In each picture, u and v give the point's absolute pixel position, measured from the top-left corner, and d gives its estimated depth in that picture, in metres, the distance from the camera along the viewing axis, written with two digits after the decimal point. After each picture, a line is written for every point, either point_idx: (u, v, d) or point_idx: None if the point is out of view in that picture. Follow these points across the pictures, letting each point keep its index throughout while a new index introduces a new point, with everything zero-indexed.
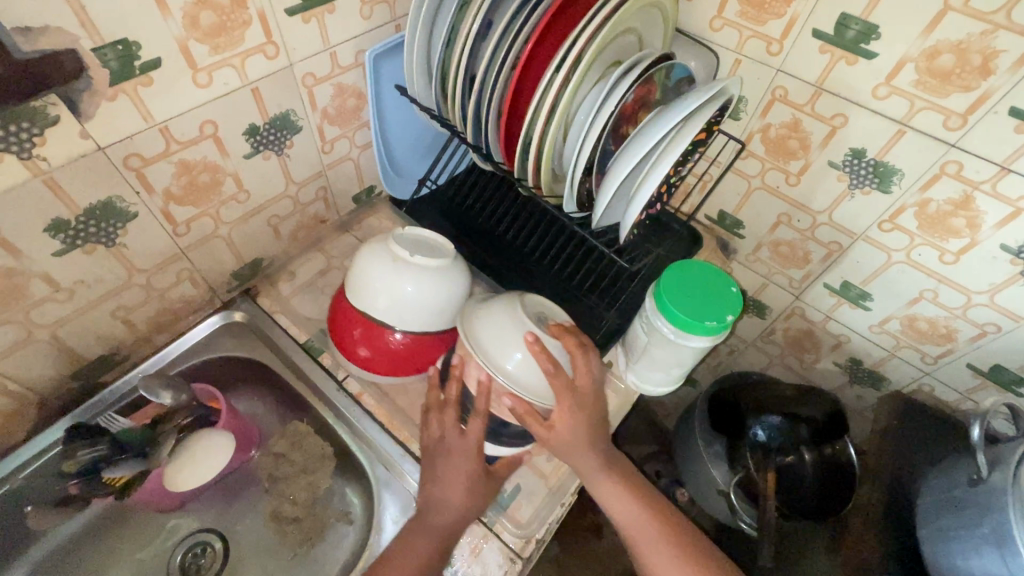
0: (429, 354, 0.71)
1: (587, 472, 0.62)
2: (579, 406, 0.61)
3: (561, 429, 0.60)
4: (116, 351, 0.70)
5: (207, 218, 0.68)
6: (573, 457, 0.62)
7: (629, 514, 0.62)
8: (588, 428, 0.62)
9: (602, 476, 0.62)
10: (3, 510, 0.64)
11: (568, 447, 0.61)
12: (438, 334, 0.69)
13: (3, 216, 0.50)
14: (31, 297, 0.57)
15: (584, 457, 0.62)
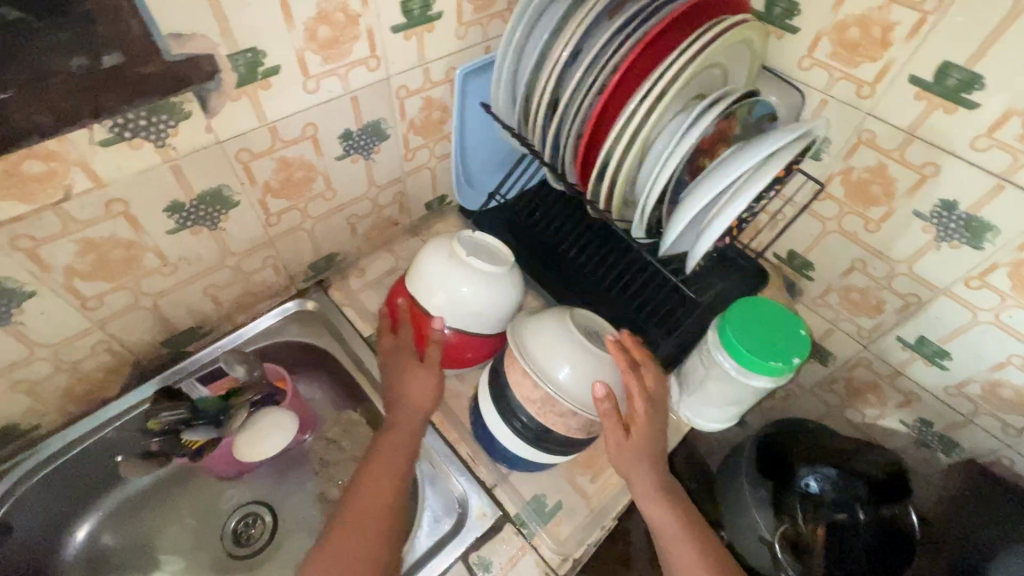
0: (475, 353, 0.73)
1: (646, 500, 0.61)
2: (638, 417, 0.60)
3: (630, 448, 0.60)
4: (201, 324, 0.77)
5: (296, 211, 0.73)
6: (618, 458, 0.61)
7: (661, 520, 0.60)
8: (651, 445, 0.61)
9: (662, 508, 0.61)
10: (97, 454, 0.72)
11: (630, 465, 0.61)
12: (486, 336, 0.72)
13: (134, 194, 0.56)
14: (143, 267, 0.63)
15: (648, 481, 0.61)
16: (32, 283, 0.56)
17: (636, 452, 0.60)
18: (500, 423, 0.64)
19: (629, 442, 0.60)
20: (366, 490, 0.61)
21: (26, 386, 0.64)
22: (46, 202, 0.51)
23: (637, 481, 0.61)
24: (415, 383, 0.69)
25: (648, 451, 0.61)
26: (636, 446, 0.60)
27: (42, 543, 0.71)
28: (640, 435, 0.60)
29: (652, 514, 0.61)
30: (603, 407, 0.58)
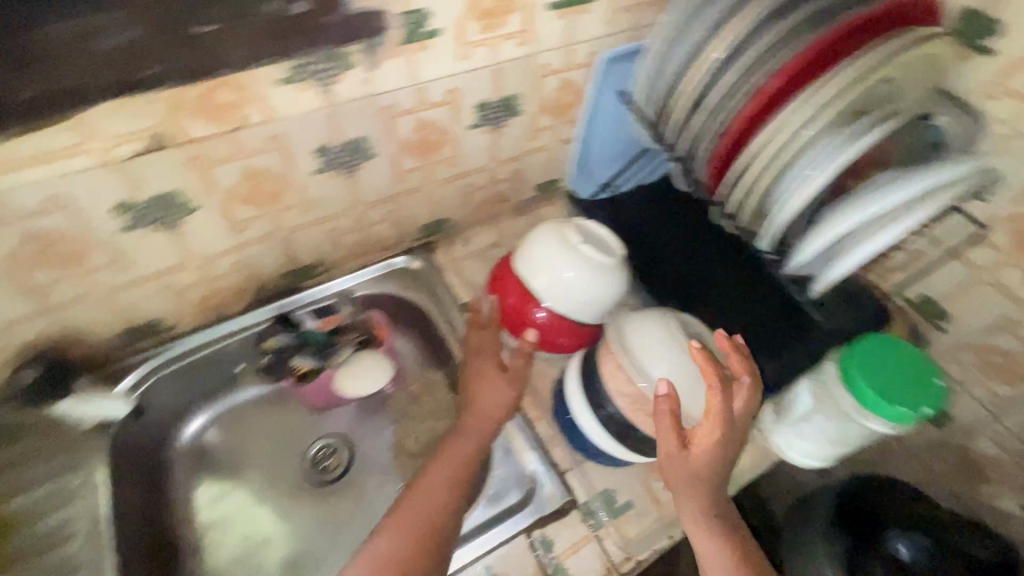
0: (568, 338, 0.73)
1: (696, 524, 0.58)
2: (703, 435, 0.56)
3: (684, 464, 0.57)
4: (317, 263, 0.81)
5: (422, 172, 0.76)
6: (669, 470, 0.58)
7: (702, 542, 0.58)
8: (712, 470, 0.57)
9: (712, 537, 0.58)
10: (215, 363, 0.79)
11: (685, 485, 0.58)
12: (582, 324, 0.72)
13: (293, 132, 0.61)
14: (285, 200, 0.69)
15: (700, 505, 0.58)
16: (198, 199, 0.62)
17: (690, 470, 0.57)
18: (587, 413, 0.64)
19: (685, 461, 0.57)
20: (429, 488, 0.64)
21: (172, 291, 0.71)
22: (223, 128, 0.57)
23: (690, 505, 0.58)
24: (492, 389, 0.71)
25: (707, 478, 0.57)
26: (692, 465, 0.57)
27: (157, 431, 0.78)
28: (700, 458, 0.56)
29: (699, 539, 0.58)
30: (659, 406, 0.56)
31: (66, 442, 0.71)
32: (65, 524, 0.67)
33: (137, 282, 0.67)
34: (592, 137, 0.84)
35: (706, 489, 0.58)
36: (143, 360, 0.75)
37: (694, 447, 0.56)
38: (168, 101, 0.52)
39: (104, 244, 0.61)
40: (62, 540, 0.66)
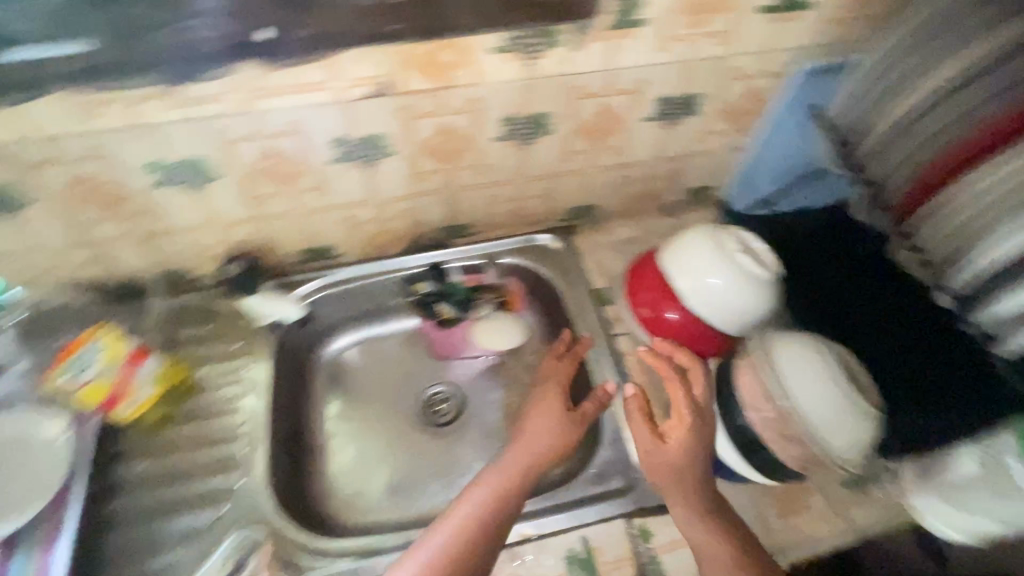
0: (703, 342, 0.73)
1: (687, 523, 0.58)
2: (677, 422, 0.61)
3: (660, 455, 0.60)
4: (471, 224, 0.86)
5: (588, 155, 0.79)
6: (655, 465, 0.60)
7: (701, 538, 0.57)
8: (696, 461, 0.59)
9: (711, 539, 0.56)
10: (369, 295, 0.88)
11: (670, 481, 0.59)
12: (718, 331, 0.72)
13: (490, 98, 0.66)
14: (463, 161, 0.74)
15: (688, 500, 0.58)
16: (395, 145, 0.69)
17: (669, 462, 0.60)
18: (711, 422, 0.64)
19: (664, 456, 0.60)
20: (470, 501, 0.61)
21: (349, 223, 0.80)
22: (436, 85, 0.63)
23: (677, 500, 0.59)
24: (549, 420, 0.67)
25: (688, 471, 0.59)
26: (669, 453, 0.60)
27: (308, 345, 0.88)
28: (675, 448, 0.60)
29: (694, 538, 0.57)
30: (630, 405, 0.64)
31: (242, 332, 0.82)
32: (227, 399, 0.77)
33: (326, 209, 0.77)
34: (766, 151, 0.82)
35: (690, 479, 0.59)
36: (308, 277, 0.85)
37: (667, 438, 0.61)
38: (401, 54, 0.59)
39: (314, 170, 0.70)
40: (220, 414, 0.76)
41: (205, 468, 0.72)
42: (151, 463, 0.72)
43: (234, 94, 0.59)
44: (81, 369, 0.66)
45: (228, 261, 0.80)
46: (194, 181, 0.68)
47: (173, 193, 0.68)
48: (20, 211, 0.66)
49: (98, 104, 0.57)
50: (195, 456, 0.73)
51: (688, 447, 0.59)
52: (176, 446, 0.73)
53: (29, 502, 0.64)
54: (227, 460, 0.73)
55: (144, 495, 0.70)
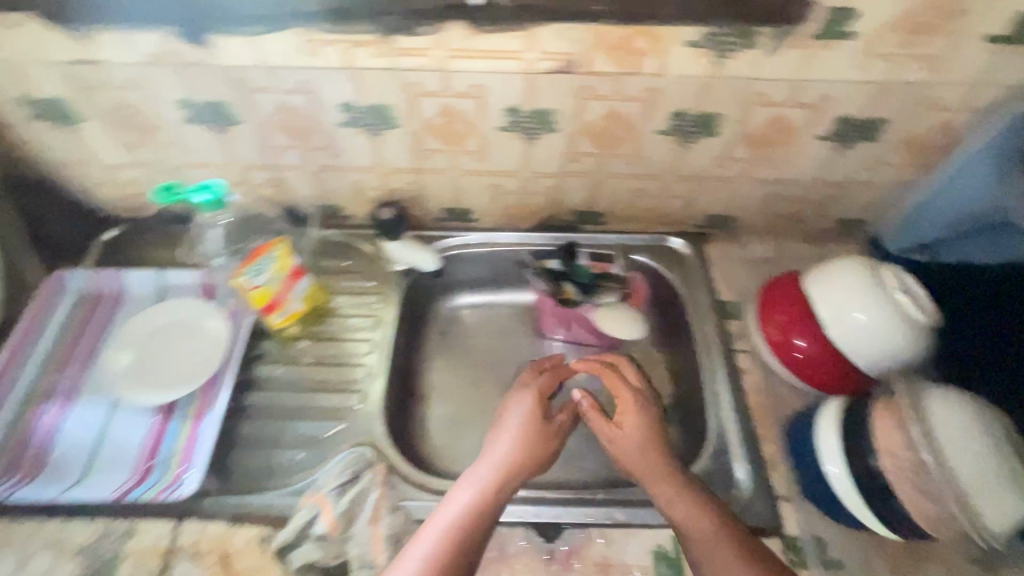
0: (834, 376, 0.70)
1: (669, 500, 0.61)
2: (625, 403, 0.70)
3: (618, 434, 0.68)
4: (606, 213, 0.88)
5: (746, 165, 0.77)
6: (619, 446, 0.68)
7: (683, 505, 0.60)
8: (652, 437, 0.67)
9: (693, 512, 0.60)
10: (495, 262, 0.92)
11: (638, 464, 0.65)
12: (855, 369, 0.69)
13: (669, 91, 0.67)
14: (620, 149, 0.75)
15: (661, 475, 0.63)
16: (563, 122, 0.72)
17: (628, 437, 0.67)
18: (831, 461, 0.62)
19: (625, 441, 0.67)
20: (460, 490, 0.61)
21: (494, 190, 0.84)
22: (622, 70, 0.64)
23: (652, 477, 0.64)
24: (521, 421, 0.68)
25: (650, 450, 0.66)
26: (626, 431, 0.68)
27: (429, 297, 0.93)
28: (631, 431, 0.67)
29: (677, 513, 0.60)
30: (580, 407, 0.72)
31: (378, 272, 0.89)
32: (357, 328, 0.85)
33: (479, 173, 0.80)
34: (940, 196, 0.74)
35: (655, 452, 0.66)
36: (439, 235, 0.90)
37: (622, 423, 0.69)
38: (597, 36, 0.61)
39: (481, 135, 0.73)
40: (348, 341, 0.83)
41: (329, 385, 0.79)
42: (288, 370, 0.80)
43: (436, 51, 0.64)
44: (254, 272, 0.73)
45: (377, 206, 0.86)
46: (375, 127, 0.74)
47: (354, 134, 0.75)
48: (230, 128, 0.75)
49: (322, 44, 0.63)
50: (323, 372, 0.80)
51: (642, 426, 0.68)
52: (309, 360, 0.81)
53: (195, 378, 0.75)
54: (350, 382, 0.80)
55: (277, 396, 0.78)
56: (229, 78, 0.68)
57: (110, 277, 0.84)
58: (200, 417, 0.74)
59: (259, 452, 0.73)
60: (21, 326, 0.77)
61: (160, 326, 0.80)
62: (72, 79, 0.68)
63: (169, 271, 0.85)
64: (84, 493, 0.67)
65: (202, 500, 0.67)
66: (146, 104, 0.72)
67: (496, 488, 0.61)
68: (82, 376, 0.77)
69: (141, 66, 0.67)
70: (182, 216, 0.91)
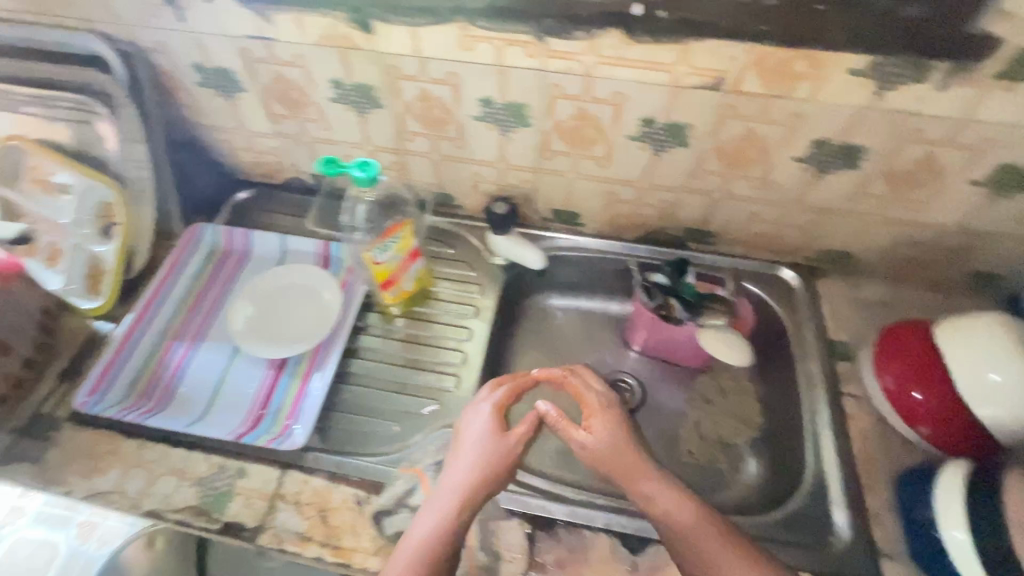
0: (957, 435, 0.66)
1: (647, 495, 0.62)
2: (593, 410, 0.69)
3: (592, 439, 0.66)
4: (718, 234, 0.86)
5: (881, 202, 0.73)
6: (596, 454, 0.66)
7: (666, 502, 0.61)
8: (623, 440, 0.66)
9: (674, 507, 0.60)
10: (595, 268, 0.92)
11: (611, 466, 0.65)
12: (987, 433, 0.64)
13: (817, 117, 0.65)
14: (749, 171, 0.74)
15: (636, 472, 0.63)
16: (696, 138, 0.71)
17: (602, 440, 0.66)
18: (956, 526, 0.58)
19: (595, 445, 0.66)
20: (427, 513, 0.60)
21: (609, 198, 0.84)
22: (772, 92, 0.63)
23: (630, 475, 0.63)
24: (475, 440, 0.64)
25: (620, 451, 0.65)
26: (598, 436, 0.66)
27: (524, 294, 0.95)
28: (601, 432, 0.66)
29: (657, 506, 0.61)
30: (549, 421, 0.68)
31: (479, 264, 0.92)
32: (458, 314, 0.87)
33: (598, 179, 0.81)
34: None
35: (629, 454, 0.65)
36: (543, 234, 0.92)
37: (592, 428, 0.67)
38: (755, 56, 0.60)
39: (609, 142, 0.74)
40: (447, 326, 0.86)
41: (426, 365, 0.82)
42: (390, 345, 0.84)
43: (587, 56, 0.65)
44: (381, 252, 0.73)
45: (491, 200, 0.89)
46: (508, 124, 0.76)
47: (486, 129, 0.77)
48: (372, 111, 0.79)
49: (478, 40, 0.66)
50: (422, 352, 0.84)
51: (613, 426, 0.67)
52: (409, 338, 0.85)
53: (307, 340, 0.80)
54: (446, 365, 0.82)
55: (378, 368, 0.82)
56: (384, 64, 0.72)
57: (239, 235, 0.91)
58: (310, 375, 0.78)
59: (359, 418, 0.77)
60: (163, 269, 0.85)
61: (281, 287, 0.86)
62: (244, 52, 0.75)
63: (291, 236, 0.90)
64: (206, 428, 0.73)
65: (305, 453, 0.71)
66: (302, 82, 0.77)
67: (459, 515, 0.59)
68: (210, 323, 0.84)
69: (305, 47, 0.72)
70: (307, 188, 0.97)
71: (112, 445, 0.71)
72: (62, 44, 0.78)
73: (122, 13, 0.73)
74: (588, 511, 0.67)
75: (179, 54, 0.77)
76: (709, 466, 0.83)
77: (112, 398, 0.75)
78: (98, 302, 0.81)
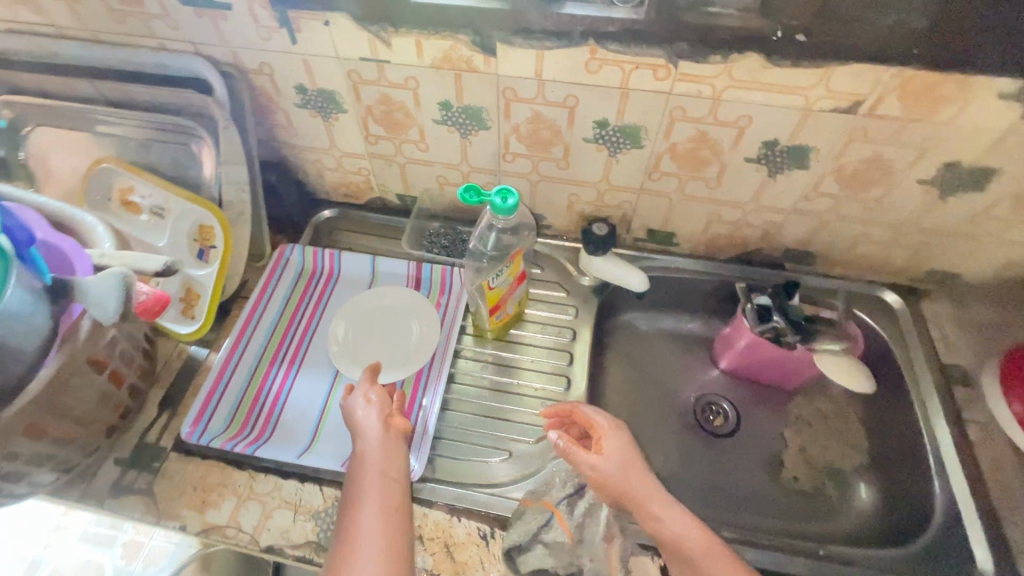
0: None
1: (659, 518, 0.58)
2: (610, 434, 0.65)
3: (601, 462, 0.63)
4: (819, 254, 0.85)
5: (1002, 223, 0.72)
6: (621, 486, 0.61)
7: (675, 529, 0.58)
8: (638, 463, 0.63)
9: (686, 535, 0.57)
10: (686, 288, 0.91)
11: (622, 491, 0.61)
12: None
13: (952, 140, 0.64)
14: (866, 192, 0.73)
15: (645, 497, 0.60)
16: (818, 160, 0.70)
17: (615, 463, 0.62)
18: None
19: (601, 467, 0.62)
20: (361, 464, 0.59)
21: (711, 218, 0.83)
22: (910, 115, 0.62)
23: (641, 499, 0.60)
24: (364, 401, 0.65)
25: (630, 477, 0.62)
26: (612, 461, 0.63)
27: (613, 315, 0.93)
28: (613, 454, 0.63)
29: (669, 530, 0.58)
30: (561, 446, 0.64)
31: (570, 284, 0.90)
32: (556, 336, 0.86)
33: (703, 200, 0.80)
34: None
35: (642, 478, 0.61)
36: (635, 254, 0.91)
37: (602, 450, 0.64)
38: (901, 80, 0.59)
39: (723, 163, 0.73)
40: (543, 348, 0.84)
41: (527, 390, 0.80)
42: (489, 368, 0.82)
43: (720, 79, 0.64)
44: (494, 277, 0.71)
45: (586, 220, 0.88)
46: (619, 145, 0.75)
47: (594, 150, 0.76)
48: (476, 132, 0.78)
49: (605, 63, 0.65)
50: (523, 377, 0.81)
51: (624, 448, 0.64)
52: (506, 361, 0.83)
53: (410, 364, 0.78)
54: (547, 388, 0.80)
55: (479, 393, 0.80)
56: (499, 86, 0.71)
57: (328, 256, 0.89)
58: (416, 400, 0.76)
59: (468, 445, 0.75)
60: (256, 292, 0.83)
61: (376, 308, 0.84)
62: (352, 74, 0.73)
63: (383, 258, 0.89)
64: (318, 458, 0.71)
65: (423, 484, 0.69)
66: (406, 103, 0.76)
67: (381, 454, 0.60)
68: (305, 347, 0.82)
69: (418, 69, 0.71)
70: (392, 208, 0.96)
71: (222, 476, 0.68)
72: (162, 65, 0.76)
73: (228, 35, 0.72)
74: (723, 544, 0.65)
75: (282, 76, 0.76)
76: (817, 493, 0.80)
77: (216, 428, 0.72)
78: (194, 326, 0.78)
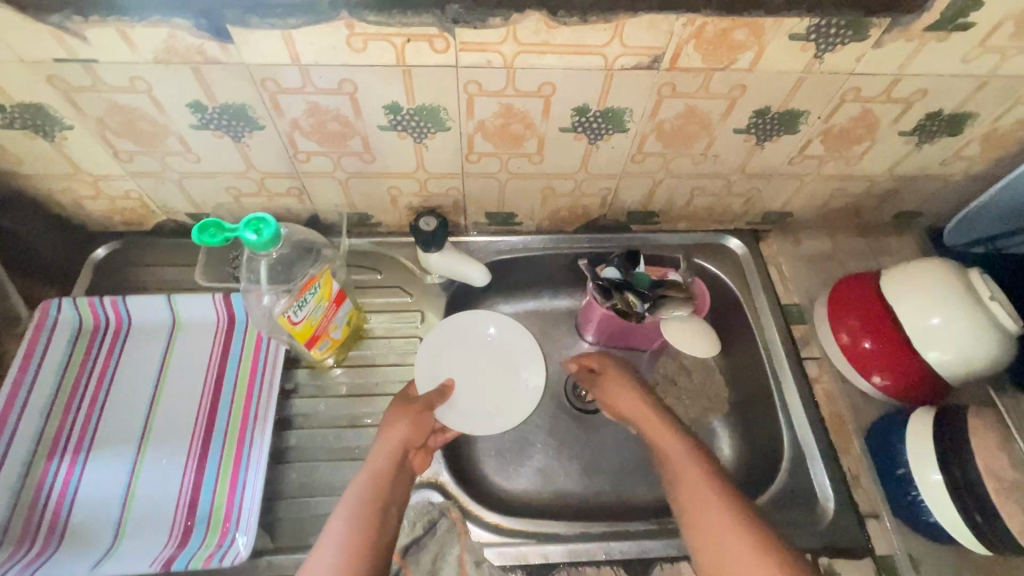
0: (902, 371, 0.68)
1: (662, 429, 0.64)
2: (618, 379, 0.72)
3: (619, 394, 0.71)
4: (660, 213, 0.82)
5: (819, 161, 0.72)
6: (634, 414, 0.68)
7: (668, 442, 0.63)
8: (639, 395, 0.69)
9: (675, 452, 0.61)
10: (538, 265, 0.86)
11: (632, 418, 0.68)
12: (920, 368, 0.66)
13: (756, 87, 0.60)
14: (689, 148, 0.69)
15: (649, 423, 0.66)
16: (633, 121, 0.64)
17: (622, 391, 0.70)
18: (933, 475, 0.61)
19: (621, 403, 0.70)
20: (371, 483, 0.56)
21: (546, 193, 0.76)
22: (712, 65, 0.58)
23: (645, 422, 0.66)
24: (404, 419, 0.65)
25: (636, 410, 0.68)
26: (621, 393, 0.70)
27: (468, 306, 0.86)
28: (622, 391, 0.70)
29: (668, 445, 0.63)
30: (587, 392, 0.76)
31: (413, 285, 0.82)
32: (402, 349, 0.77)
33: (531, 176, 0.73)
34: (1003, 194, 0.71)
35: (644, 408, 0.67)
36: (478, 239, 0.84)
37: (615, 389, 0.71)
38: (694, 29, 0.54)
39: (541, 135, 0.66)
40: (388, 364, 0.76)
41: (374, 416, 0.72)
42: (331, 401, 0.72)
43: (507, 45, 0.55)
44: (295, 310, 0.61)
45: (416, 213, 0.78)
46: (422, 130, 0.65)
47: (396, 138, 0.66)
48: (250, 133, 0.64)
49: (369, 38, 0.53)
50: (367, 404, 0.73)
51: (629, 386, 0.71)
52: (347, 388, 0.74)
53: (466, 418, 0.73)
54: None
55: (318, 434, 0.70)
56: (255, 77, 0.57)
57: (109, 305, 0.73)
58: (243, 458, 0.66)
59: (308, 501, 0.66)
60: (13, 369, 0.67)
61: (501, 355, 0.79)
62: (55, 80, 0.56)
63: (180, 296, 0.74)
64: (119, 563, 0.59)
65: (258, 559, 0.61)
66: (148, 109, 0.60)
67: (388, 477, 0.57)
68: (94, 423, 0.67)
69: (142, 67, 0.55)
70: (187, 229, 0.80)
71: None
72: None
73: None
74: (586, 547, 0.62)
75: None
76: None
77: None
78: None
